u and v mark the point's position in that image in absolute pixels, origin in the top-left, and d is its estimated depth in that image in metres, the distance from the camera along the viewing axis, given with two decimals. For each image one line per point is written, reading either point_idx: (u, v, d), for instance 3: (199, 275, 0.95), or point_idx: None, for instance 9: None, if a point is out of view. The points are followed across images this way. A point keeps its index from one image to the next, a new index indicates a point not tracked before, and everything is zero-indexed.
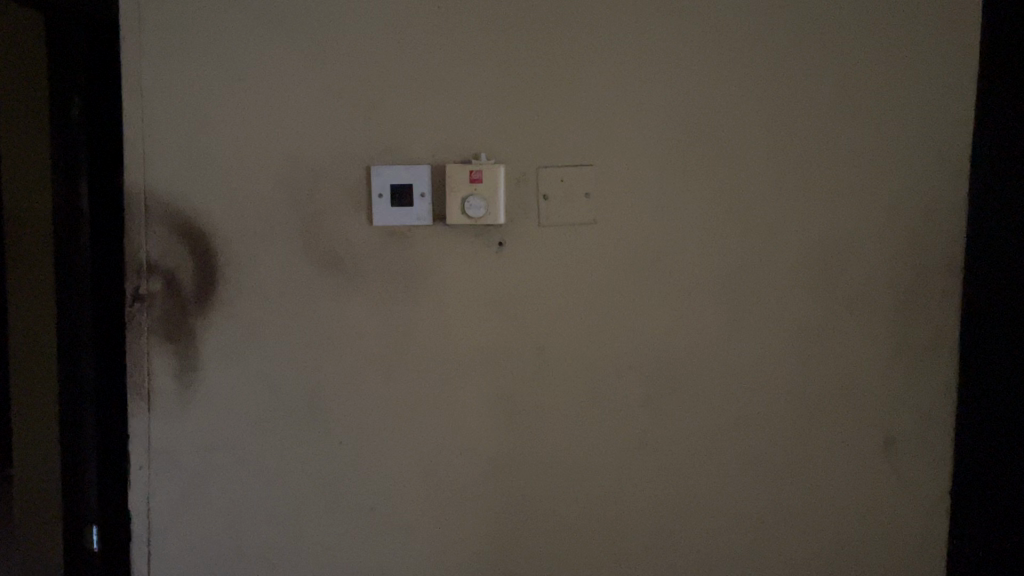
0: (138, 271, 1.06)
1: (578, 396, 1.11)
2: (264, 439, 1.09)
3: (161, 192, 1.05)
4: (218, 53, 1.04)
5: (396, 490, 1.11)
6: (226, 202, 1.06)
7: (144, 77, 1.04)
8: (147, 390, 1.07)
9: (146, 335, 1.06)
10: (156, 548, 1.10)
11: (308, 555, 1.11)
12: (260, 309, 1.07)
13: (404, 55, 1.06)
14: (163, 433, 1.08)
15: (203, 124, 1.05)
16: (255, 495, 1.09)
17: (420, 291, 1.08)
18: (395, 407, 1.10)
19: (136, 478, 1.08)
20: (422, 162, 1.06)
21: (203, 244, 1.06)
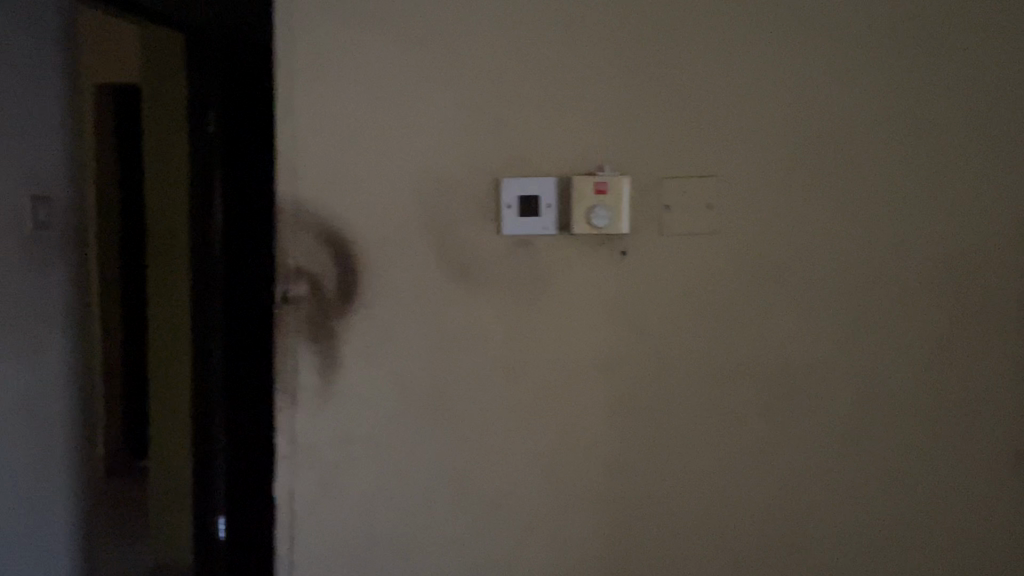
0: (286, 275, 1.14)
1: (698, 401, 1.14)
2: (398, 433, 1.16)
3: (308, 202, 1.14)
4: (361, 72, 1.12)
5: (520, 487, 1.16)
6: (368, 212, 1.13)
7: (296, 96, 1.13)
8: (293, 385, 1.16)
9: (292, 334, 1.15)
10: (298, 537, 1.18)
11: (437, 545, 1.17)
12: (396, 312, 1.14)
13: (533, 72, 1.11)
14: (306, 426, 1.16)
15: (348, 137, 1.13)
16: (387, 489, 1.16)
17: (546, 296, 1.13)
18: (520, 408, 1.15)
19: (281, 467, 1.17)
20: (548, 174, 1.11)
21: (345, 251, 1.14)
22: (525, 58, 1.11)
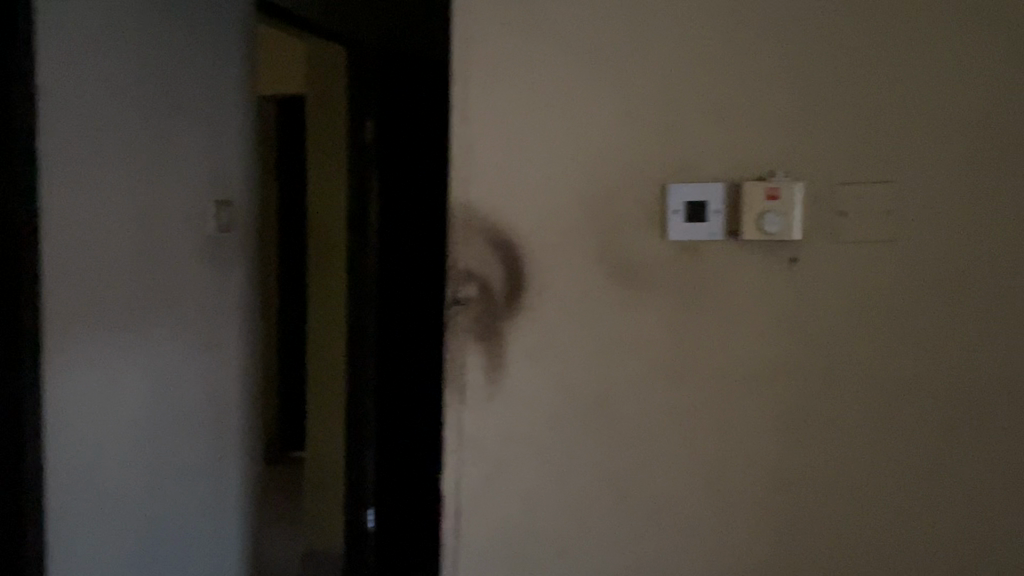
0: (457, 278, 1.19)
1: (869, 413, 1.10)
2: (560, 433, 1.18)
3: (480, 208, 1.18)
4: (534, 81, 1.16)
5: (682, 492, 1.16)
6: (534, 217, 1.17)
7: (471, 106, 1.17)
8: (461, 383, 1.21)
9: (461, 334, 1.20)
10: (464, 529, 1.22)
11: (596, 544, 1.19)
12: (561, 316, 1.17)
13: (704, 79, 1.11)
14: (473, 423, 1.21)
15: (519, 145, 1.16)
16: (548, 488, 1.19)
17: (712, 302, 1.13)
18: (681, 415, 1.15)
19: (448, 461, 1.22)
20: (717, 180, 1.11)
21: (513, 255, 1.18)
22: (696, 66, 1.11)
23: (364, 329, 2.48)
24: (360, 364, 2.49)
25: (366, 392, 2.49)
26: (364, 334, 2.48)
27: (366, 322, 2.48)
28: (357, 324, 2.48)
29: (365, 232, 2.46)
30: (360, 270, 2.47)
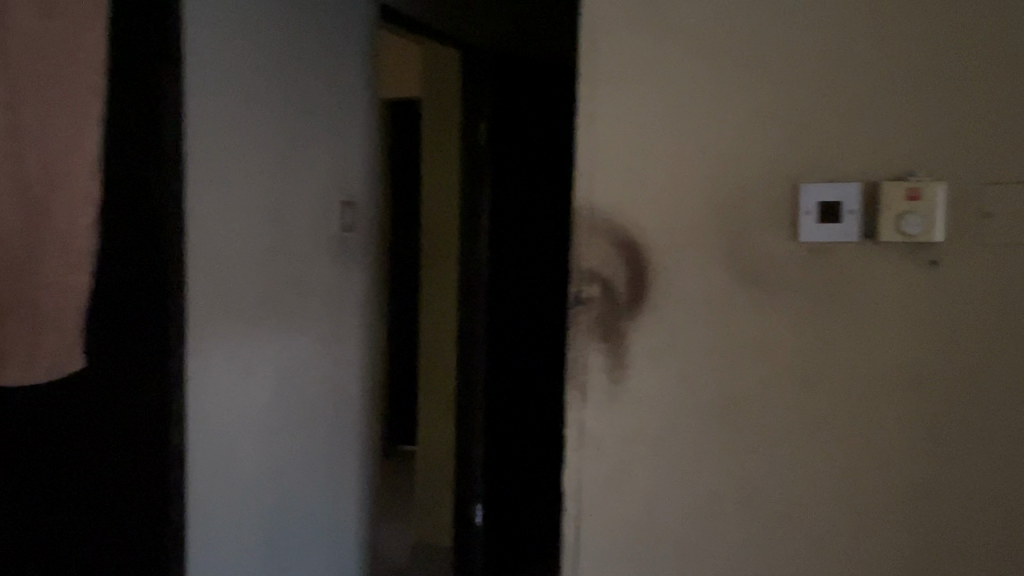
0: (581, 278, 1.20)
1: (1013, 425, 1.04)
2: (682, 435, 1.18)
3: (604, 208, 1.19)
4: (661, 82, 1.15)
5: (808, 499, 1.13)
6: (659, 217, 1.16)
7: (597, 108, 1.18)
8: (583, 382, 1.21)
9: (585, 333, 1.21)
10: (583, 527, 1.23)
11: (718, 546, 1.17)
12: (685, 317, 1.16)
13: (838, 75, 1.08)
14: (594, 421, 1.21)
15: (645, 146, 1.16)
16: (670, 489, 1.19)
17: (843, 305, 1.10)
18: (808, 420, 1.12)
19: (569, 459, 1.23)
20: (851, 179, 1.08)
21: (636, 254, 1.18)
22: (830, 63, 1.08)
23: (474, 324, 2.52)
24: (471, 359, 2.54)
25: (477, 388, 2.53)
26: (474, 330, 2.52)
27: (477, 317, 2.52)
28: (468, 320, 2.53)
29: (476, 229, 2.50)
30: (471, 266, 2.52)
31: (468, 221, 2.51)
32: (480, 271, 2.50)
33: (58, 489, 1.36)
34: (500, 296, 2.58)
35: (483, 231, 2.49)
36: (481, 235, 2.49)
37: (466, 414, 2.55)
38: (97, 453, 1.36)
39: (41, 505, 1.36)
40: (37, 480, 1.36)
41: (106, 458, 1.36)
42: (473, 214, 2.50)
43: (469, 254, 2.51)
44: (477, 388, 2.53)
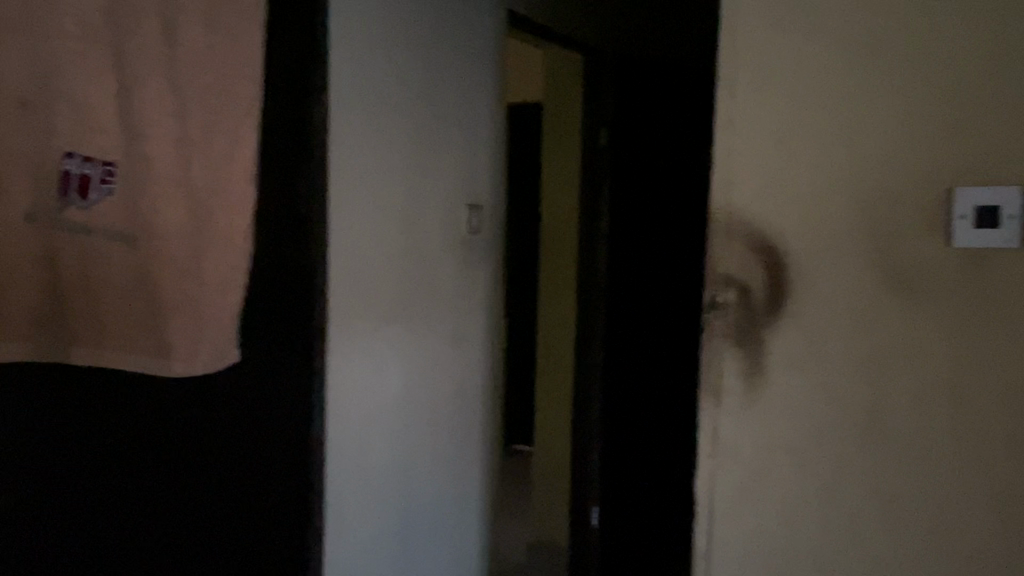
0: (717, 282, 1.19)
1: None
2: (821, 444, 1.15)
3: (741, 213, 1.17)
4: (805, 81, 1.13)
5: (959, 517, 1.08)
6: (800, 222, 1.14)
7: (735, 111, 1.16)
8: (718, 388, 1.20)
9: (720, 339, 1.19)
10: (717, 533, 1.22)
11: (861, 561, 1.13)
12: (826, 322, 1.13)
13: (998, 74, 1.03)
14: (729, 428, 1.20)
15: (785, 149, 1.14)
16: (809, 499, 1.16)
17: (1000, 315, 1.04)
18: (958, 435, 1.07)
19: (702, 465, 1.22)
20: (1011, 183, 1.02)
21: (776, 259, 1.15)
22: (989, 61, 1.03)
23: (591, 329, 2.55)
24: (587, 364, 2.56)
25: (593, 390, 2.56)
26: (591, 334, 2.55)
27: (594, 322, 2.55)
28: (586, 324, 2.56)
29: (595, 235, 2.53)
30: (589, 271, 2.55)
31: (588, 227, 2.54)
32: (597, 276, 2.53)
33: (207, 481, 1.41)
34: (620, 296, 2.60)
35: (602, 236, 2.53)
36: (600, 241, 2.53)
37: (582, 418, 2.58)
38: (242, 459, 1.41)
39: (182, 520, 1.41)
40: (179, 495, 1.40)
41: (245, 461, 1.41)
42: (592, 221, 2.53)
43: (588, 259, 2.55)
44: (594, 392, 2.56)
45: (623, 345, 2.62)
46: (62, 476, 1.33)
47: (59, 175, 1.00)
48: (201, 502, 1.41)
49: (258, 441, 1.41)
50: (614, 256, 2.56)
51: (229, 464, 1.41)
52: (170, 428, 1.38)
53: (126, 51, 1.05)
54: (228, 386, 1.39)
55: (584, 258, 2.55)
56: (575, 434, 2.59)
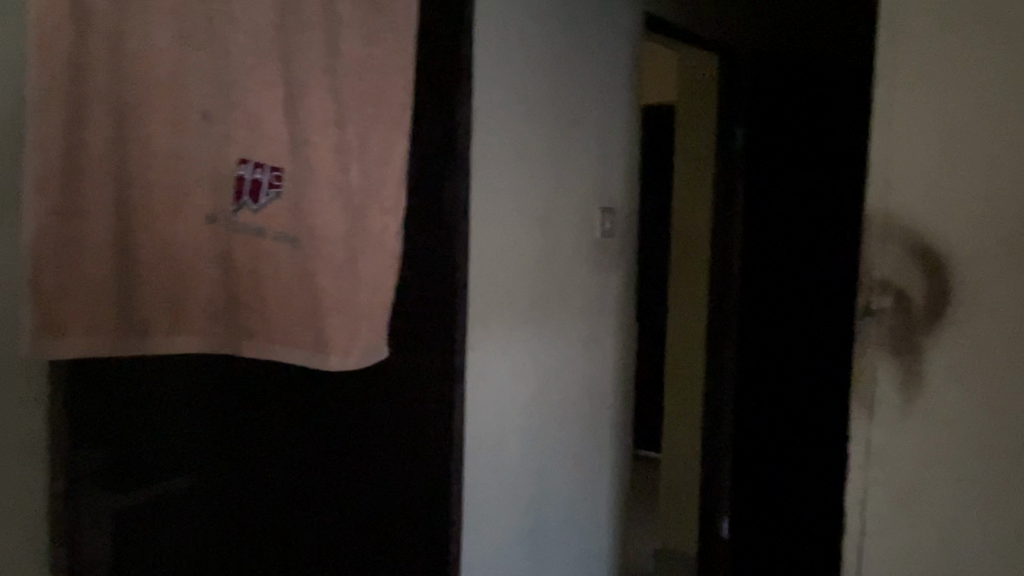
0: (872, 286, 1.13)
1: None
2: (983, 463, 1.05)
3: (898, 215, 1.10)
4: (976, 70, 1.03)
5: None
6: (963, 226, 1.05)
7: (893, 108, 1.09)
8: (871, 397, 1.14)
9: (874, 346, 1.13)
10: (867, 548, 1.15)
11: None
12: (992, 332, 1.04)
13: None
14: (883, 439, 1.13)
15: (948, 148, 1.05)
16: (970, 519, 1.07)
17: None
18: None
19: (853, 475, 1.16)
20: None
21: (936, 261, 1.07)
22: None
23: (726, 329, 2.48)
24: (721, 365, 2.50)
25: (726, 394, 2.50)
26: (725, 335, 2.49)
27: (727, 322, 2.49)
28: (720, 323, 2.50)
29: (728, 236, 2.48)
30: (722, 270, 2.49)
31: (721, 225, 2.49)
32: (730, 274, 2.47)
33: (358, 473, 1.44)
34: (755, 301, 2.53)
35: (734, 236, 2.47)
36: (733, 244, 2.47)
37: (716, 423, 2.52)
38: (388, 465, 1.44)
39: (346, 500, 1.45)
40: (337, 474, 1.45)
41: (391, 457, 1.44)
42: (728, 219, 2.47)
43: (721, 259, 2.50)
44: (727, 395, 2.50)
45: (757, 352, 2.54)
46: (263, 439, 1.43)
47: (234, 180, 1.04)
48: (351, 505, 1.46)
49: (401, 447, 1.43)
50: (748, 259, 2.49)
51: (371, 461, 1.44)
52: (323, 413, 1.43)
53: (293, 65, 1.11)
54: (377, 389, 1.42)
55: (718, 260, 2.50)
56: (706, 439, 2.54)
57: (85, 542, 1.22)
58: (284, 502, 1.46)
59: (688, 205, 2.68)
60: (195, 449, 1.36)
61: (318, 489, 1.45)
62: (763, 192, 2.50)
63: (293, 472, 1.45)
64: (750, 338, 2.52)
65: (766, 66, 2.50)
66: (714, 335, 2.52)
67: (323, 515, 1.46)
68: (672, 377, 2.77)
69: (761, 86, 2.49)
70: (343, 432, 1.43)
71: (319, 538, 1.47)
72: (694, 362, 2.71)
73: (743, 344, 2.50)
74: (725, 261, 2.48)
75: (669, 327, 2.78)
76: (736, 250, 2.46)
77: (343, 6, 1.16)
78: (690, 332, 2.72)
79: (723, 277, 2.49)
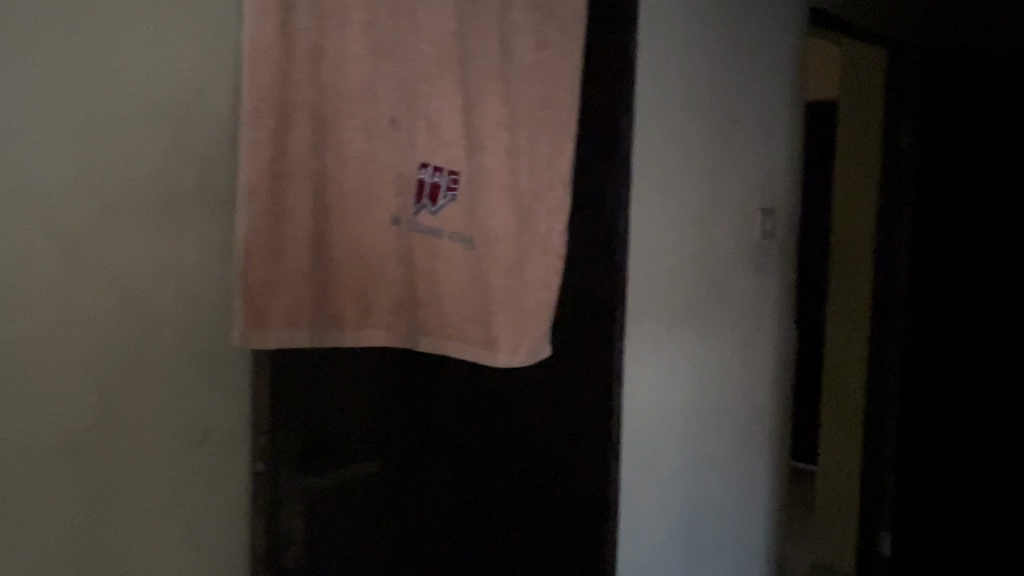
0: None
1: None
2: None
3: None
4: None
5: None
6: None
7: None
8: None
9: None
10: None
11: None
12: None
13: None
14: None
15: None
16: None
17: None
18: None
19: None
20: None
21: None
22: None
23: (889, 339, 2.43)
24: (882, 377, 2.46)
25: (891, 399, 2.44)
26: (888, 345, 2.44)
27: (892, 327, 2.43)
28: (882, 335, 2.44)
29: (894, 236, 2.41)
30: (886, 278, 2.43)
31: (883, 237, 2.43)
32: (895, 284, 2.41)
33: (526, 477, 1.49)
34: (919, 302, 2.42)
35: (901, 237, 2.40)
36: (899, 245, 2.40)
37: (875, 426, 2.48)
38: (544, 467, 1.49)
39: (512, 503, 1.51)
40: (506, 477, 1.50)
41: (557, 464, 1.47)
42: (891, 232, 2.41)
43: (886, 258, 2.43)
44: (889, 412, 2.45)
45: (925, 356, 2.42)
46: (455, 435, 1.52)
47: (415, 184, 1.10)
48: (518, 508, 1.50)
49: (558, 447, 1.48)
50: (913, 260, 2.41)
51: (539, 469, 1.48)
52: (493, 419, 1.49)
53: (472, 70, 1.16)
54: (549, 394, 1.46)
55: (881, 259, 2.44)
56: (867, 451, 2.50)
57: (281, 523, 1.14)
58: (465, 499, 1.54)
59: (850, 201, 2.56)
60: (371, 441, 1.50)
61: (492, 488, 1.52)
62: (935, 191, 2.38)
63: (470, 472, 1.53)
64: (917, 341, 2.43)
65: (945, 58, 2.37)
66: (877, 336, 2.46)
67: (494, 514, 1.52)
68: (830, 379, 2.67)
69: (936, 80, 2.37)
70: (516, 439, 1.48)
71: (490, 536, 1.53)
72: (854, 364, 2.59)
73: (907, 347, 2.43)
74: (890, 262, 2.42)
75: (827, 328, 2.67)
76: (902, 251, 2.40)
77: (516, 15, 1.20)
78: (846, 338, 2.61)
79: (888, 278, 2.43)
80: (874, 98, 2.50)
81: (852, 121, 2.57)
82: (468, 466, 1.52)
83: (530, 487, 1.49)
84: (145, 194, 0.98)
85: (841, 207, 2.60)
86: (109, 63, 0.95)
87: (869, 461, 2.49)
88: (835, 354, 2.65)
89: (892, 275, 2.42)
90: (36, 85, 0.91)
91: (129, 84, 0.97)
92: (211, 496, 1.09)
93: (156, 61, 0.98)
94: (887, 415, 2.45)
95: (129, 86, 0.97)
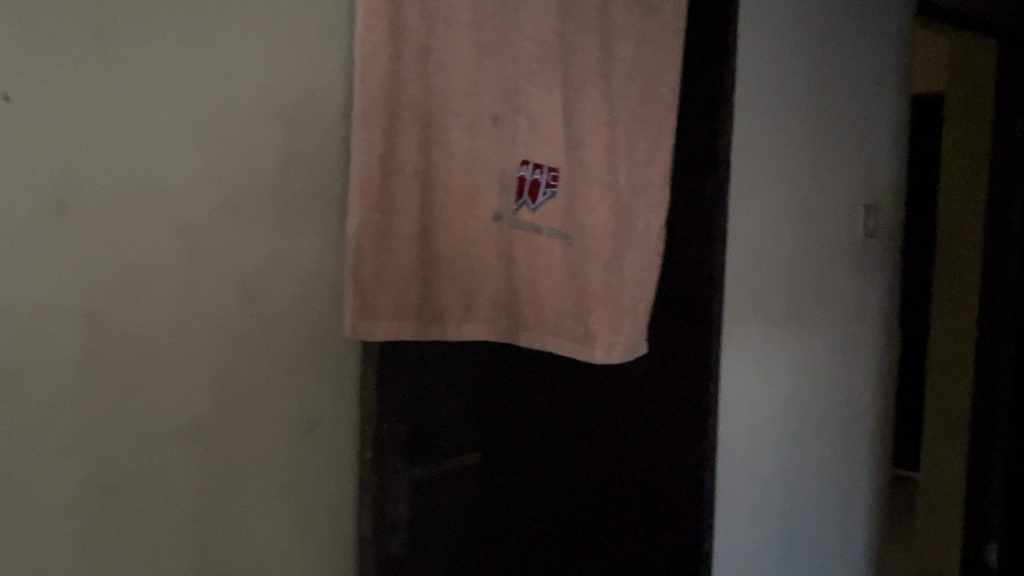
0: None
1: None
2: None
3: None
4: None
5: None
6: None
7: None
8: None
9: None
10: None
11: None
12: None
13: None
14: None
15: None
16: None
17: None
18: None
19: None
20: None
21: None
22: None
23: (1000, 339, 2.32)
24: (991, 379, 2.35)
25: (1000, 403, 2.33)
26: (998, 346, 2.33)
27: (1002, 327, 2.32)
28: (992, 335, 2.34)
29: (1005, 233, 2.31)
30: (997, 276, 2.33)
31: (994, 232, 2.32)
32: (1007, 282, 2.30)
33: (626, 467, 1.55)
34: None
35: (1014, 233, 2.29)
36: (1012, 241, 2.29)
37: (983, 430, 2.36)
38: (638, 461, 1.55)
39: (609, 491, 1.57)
40: (604, 465, 1.56)
41: (656, 453, 1.53)
42: (1002, 227, 2.31)
43: (996, 256, 2.32)
44: (998, 417, 2.33)
45: None
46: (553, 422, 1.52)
47: (517, 180, 1.12)
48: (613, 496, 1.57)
49: (653, 441, 1.53)
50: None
51: (639, 459, 1.54)
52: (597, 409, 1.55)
53: (573, 67, 1.17)
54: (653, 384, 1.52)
55: (992, 256, 2.33)
56: (974, 455, 2.39)
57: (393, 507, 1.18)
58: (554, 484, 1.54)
59: (959, 195, 2.46)
60: (485, 432, 1.40)
61: (585, 474, 1.56)
62: None
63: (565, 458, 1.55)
64: None
65: None
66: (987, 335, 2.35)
67: (582, 500, 1.57)
68: (935, 381, 2.56)
69: None
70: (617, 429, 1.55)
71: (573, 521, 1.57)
72: (963, 366, 2.47)
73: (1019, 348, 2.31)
74: (1001, 259, 2.32)
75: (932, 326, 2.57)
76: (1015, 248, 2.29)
77: (616, 12, 1.20)
78: (953, 338, 2.50)
79: (1000, 276, 2.32)
80: (985, 88, 2.39)
81: (961, 111, 2.45)
82: (561, 453, 1.54)
83: (627, 476, 1.55)
84: (261, 194, 1.03)
85: (948, 205, 2.49)
86: (226, 68, 0.99)
87: (977, 466, 2.38)
88: (941, 353, 2.54)
89: (1005, 273, 2.31)
90: (161, 92, 0.95)
91: (247, 87, 1.01)
92: (322, 479, 1.13)
93: (272, 66, 1.03)
94: (996, 419, 2.34)
95: (247, 90, 1.01)
